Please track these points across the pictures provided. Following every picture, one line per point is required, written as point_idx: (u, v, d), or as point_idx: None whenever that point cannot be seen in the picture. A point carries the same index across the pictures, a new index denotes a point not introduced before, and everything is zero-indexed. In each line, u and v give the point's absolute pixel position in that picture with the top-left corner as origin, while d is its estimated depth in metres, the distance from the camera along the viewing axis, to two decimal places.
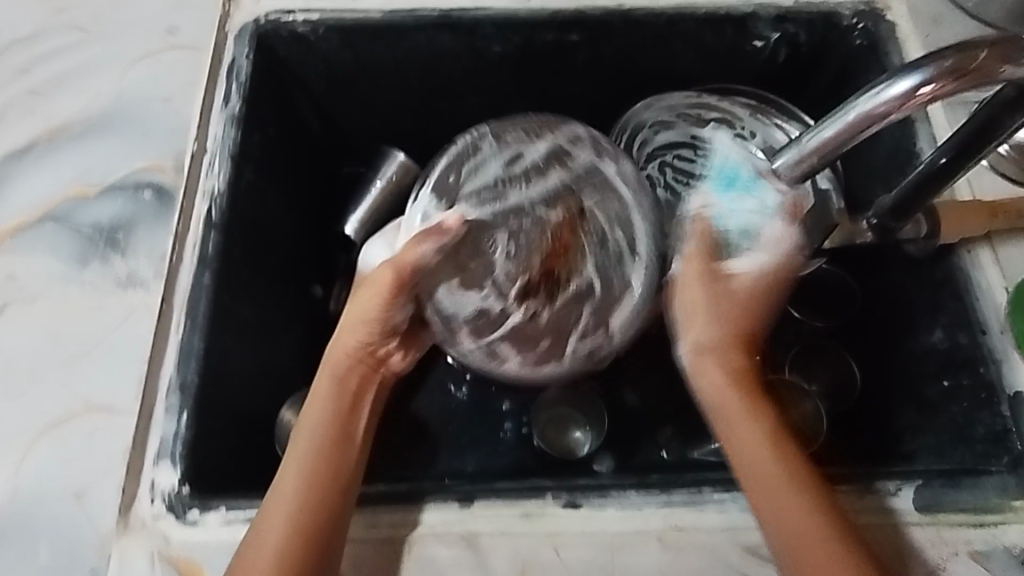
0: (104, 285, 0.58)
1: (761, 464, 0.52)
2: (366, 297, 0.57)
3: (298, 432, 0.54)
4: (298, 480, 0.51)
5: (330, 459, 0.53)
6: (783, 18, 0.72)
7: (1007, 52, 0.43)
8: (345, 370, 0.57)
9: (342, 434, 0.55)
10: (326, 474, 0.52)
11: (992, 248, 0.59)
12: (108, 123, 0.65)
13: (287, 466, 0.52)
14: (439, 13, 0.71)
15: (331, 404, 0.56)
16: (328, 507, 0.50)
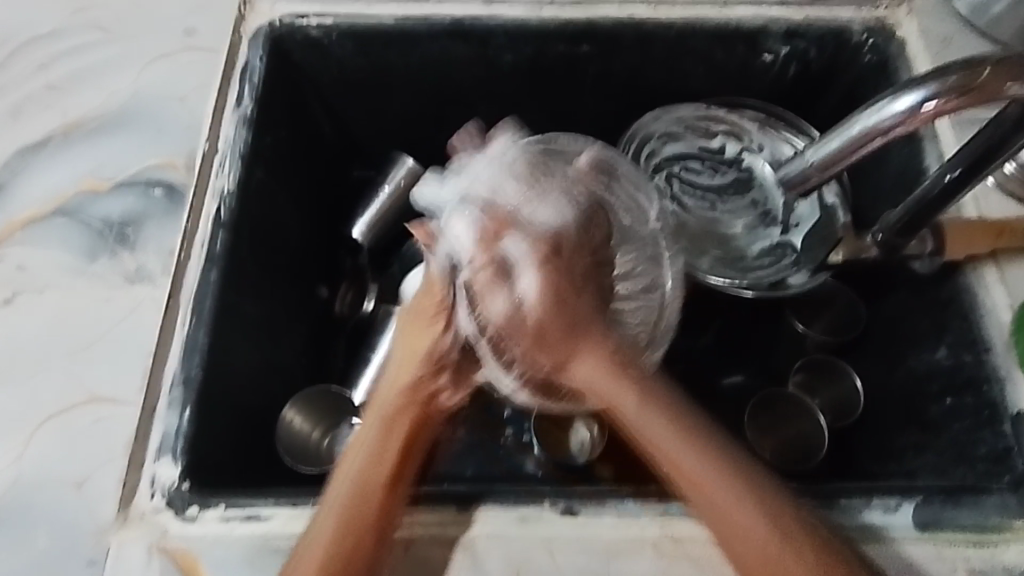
0: (113, 280, 0.58)
1: (686, 464, 0.50)
2: (421, 328, 0.58)
3: (336, 478, 0.52)
4: (333, 528, 0.49)
5: (369, 500, 0.50)
6: (793, 34, 0.73)
7: (1013, 71, 0.42)
8: (391, 409, 0.56)
9: (382, 475, 0.52)
10: (366, 517, 0.49)
11: (997, 266, 0.59)
12: (124, 120, 0.66)
13: (321, 511, 0.50)
14: (451, 20, 0.72)
15: (375, 444, 0.54)
16: (365, 553, 0.48)
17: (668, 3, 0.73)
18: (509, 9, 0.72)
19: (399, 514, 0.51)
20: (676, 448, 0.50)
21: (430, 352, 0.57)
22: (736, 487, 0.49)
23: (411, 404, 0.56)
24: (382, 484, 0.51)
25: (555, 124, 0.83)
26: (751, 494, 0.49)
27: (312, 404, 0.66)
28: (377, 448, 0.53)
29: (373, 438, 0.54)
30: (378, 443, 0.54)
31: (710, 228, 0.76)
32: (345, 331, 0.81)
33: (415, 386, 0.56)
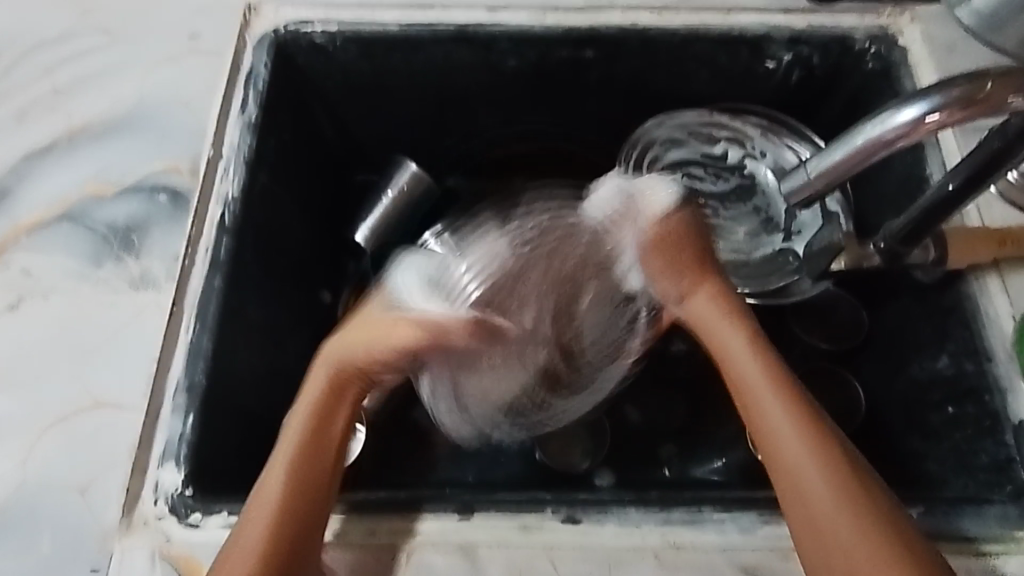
0: (117, 284, 0.59)
1: (773, 424, 0.51)
2: (380, 334, 0.55)
3: (269, 468, 0.51)
4: (266, 519, 0.48)
5: (304, 493, 0.50)
6: (797, 41, 0.72)
7: (1017, 84, 0.42)
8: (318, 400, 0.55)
9: (318, 467, 0.51)
10: (297, 509, 0.49)
11: (1000, 275, 0.59)
12: (129, 125, 0.66)
13: (257, 498, 0.49)
14: (455, 27, 0.72)
15: (309, 433, 0.53)
16: (292, 546, 0.47)
17: (672, 10, 0.73)
18: (513, 16, 0.73)
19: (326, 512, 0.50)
20: (767, 400, 0.52)
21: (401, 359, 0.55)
22: (801, 437, 0.50)
23: (347, 388, 0.56)
24: (321, 476, 0.51)
25: (558, 129, 0.83)
26: (821, 447, 0.49)
27: None
28: (316, 438, 0.53)
29: (309, 428, 0.53)
30: (314, 432, 0.53)
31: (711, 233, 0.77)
32: None
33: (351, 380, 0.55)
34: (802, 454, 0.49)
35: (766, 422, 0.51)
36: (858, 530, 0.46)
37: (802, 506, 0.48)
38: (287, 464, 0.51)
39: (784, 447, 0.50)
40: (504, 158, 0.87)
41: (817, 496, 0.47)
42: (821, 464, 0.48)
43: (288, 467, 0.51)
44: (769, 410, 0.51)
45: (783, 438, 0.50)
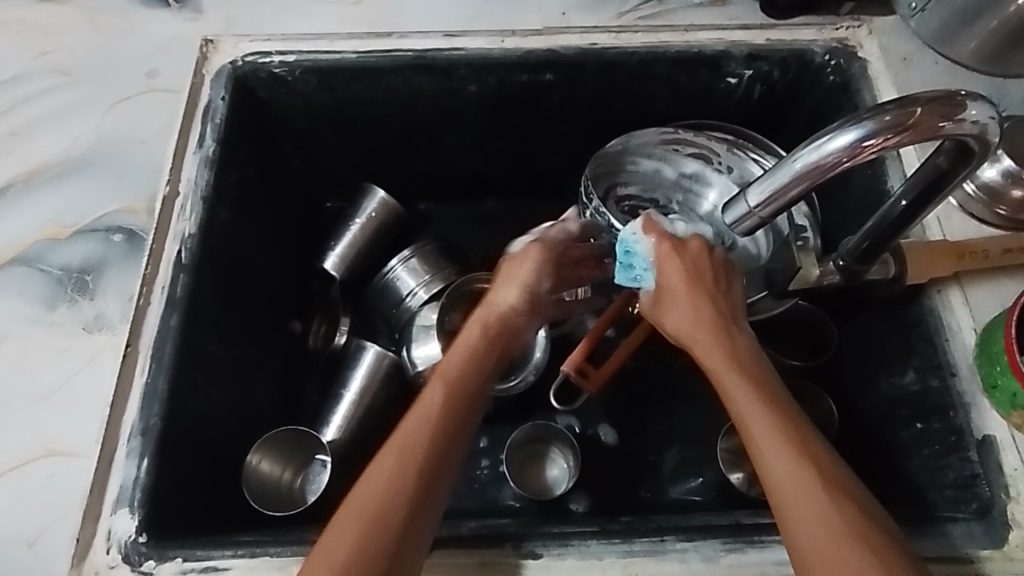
0: (72, 328, 0.58)
1: (759, 433, 0.48)
2: (519, 268, 0.63)
3: (436, 377, 0.55)
4: (420, 428, 0.50)
5: (453, 416, 0.52)
6: (756, 57, 0.72)
7: (944, 109, 0.42)
8: (483, 331, 0.59)
9: (469, 392, 0.54)
10: (442, 428, 0.51)
11: (961, 288, 0.59)
12: (85, 164, 0.66)
13: (413, 415, 0.52)
14: (413, 54, 0.72)
15: (472, 358, 0.57)
16: (438, 456, 0.49)
17: (630, 30, 0.73)
18: (471, 41, 0.72)
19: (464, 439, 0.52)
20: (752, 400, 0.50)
21: (528, 291, 0.62)
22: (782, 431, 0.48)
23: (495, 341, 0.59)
24: (465, 406, 0.53)
25: (524, 151, 0.83)
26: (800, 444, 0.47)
27: (275, 447, 0.68)
28: (473, 366, 0.57)
29: (475, 358, 0.57)
30: (475, 362, 0.57)
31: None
32: (317, 365, 0.81)
33: (506, 315, 0.61)
34: (783, 448, 0.47)
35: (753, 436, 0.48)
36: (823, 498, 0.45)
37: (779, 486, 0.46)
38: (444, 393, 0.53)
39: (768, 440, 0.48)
40: (473, 180, 0.87)
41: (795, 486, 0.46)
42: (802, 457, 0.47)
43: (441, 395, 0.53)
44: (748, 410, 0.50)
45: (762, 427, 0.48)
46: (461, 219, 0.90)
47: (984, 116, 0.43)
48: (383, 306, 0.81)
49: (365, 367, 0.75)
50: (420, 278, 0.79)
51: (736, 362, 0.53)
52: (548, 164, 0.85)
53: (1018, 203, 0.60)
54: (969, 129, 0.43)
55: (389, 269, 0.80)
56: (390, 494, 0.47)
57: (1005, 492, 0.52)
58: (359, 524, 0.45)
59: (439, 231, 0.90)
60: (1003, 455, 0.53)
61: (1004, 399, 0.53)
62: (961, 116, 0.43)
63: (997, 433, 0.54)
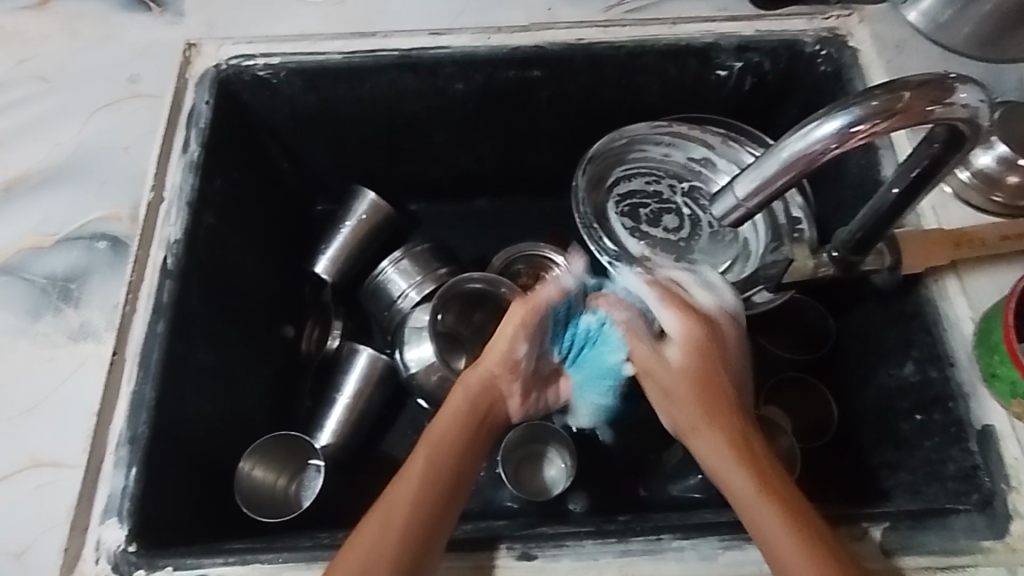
0: (56, 338, 0.58)
1: (735, 483, 0.51)
2: (502, 332, 0.61)
3: (420, 444, 0.55)
4: (409, 492, 0.51)
5: (438, 484, 0.52)
6: (745, 48, 0.72)
7: (934, 92, 0.42)
8: (466, 400, 0.58)
9: (454, 456, 0.54)
10: (426, 497, 0.51)
11: (959, 277, 0.58)
12: (67, 172, 0.65)
13: (400, 480, 0.52)
14: (398, 53, 0.71)
15: (455, 423, 0.56)
16: (422, 529, 0.49)
17: (618, 24, 0.72)
18: (457, 38, 0.71)
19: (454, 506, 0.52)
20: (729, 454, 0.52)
21: (510, 356, 0.60)
22: (759, 482, 0.50)
23: (482, 406, 0.58)
24: (450, 474, 0.53)
25: (514, 149, 0.82)
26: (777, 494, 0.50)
27: (268, 454, 0.68)
28: (457, 431, 0.56)
29: (459, 422, 0.56)
30: (461, 425, 0.56)
31: (674, 253, 0.74)
32: (310, 371, 0.80)
33: (489, 382, 0.59)
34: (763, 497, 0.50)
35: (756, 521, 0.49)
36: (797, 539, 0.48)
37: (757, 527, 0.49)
38: (430, 457, 0.53)
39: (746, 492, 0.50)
40: (463, 180, 0.86)
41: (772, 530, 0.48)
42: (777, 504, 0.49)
43: (425, 460, 0.53)
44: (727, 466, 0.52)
45: (740, 475, 0.51)
46: (454, 220, 0.90)
47: (975, 100, 0.42)
48: (375, 309, 0.80)
49: (358, 370, 0.74)
50: (411, 279, 0.78)
51: (733, 446, 0.52)
52: (538, 161, 0.84)
53: (1013, 189, 0.59)
54: (962, 113, 0.43)
55: (379, 271, 0.79)
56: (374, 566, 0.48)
57: (1006, 482, 0.51)
58: None
59: (431, 232, 0.90)
60: (1004, 445, 0.52)
61: (1004, 388, 0.52)
62: (951, 100, 0.42)
63: (997, 423, 0.53)
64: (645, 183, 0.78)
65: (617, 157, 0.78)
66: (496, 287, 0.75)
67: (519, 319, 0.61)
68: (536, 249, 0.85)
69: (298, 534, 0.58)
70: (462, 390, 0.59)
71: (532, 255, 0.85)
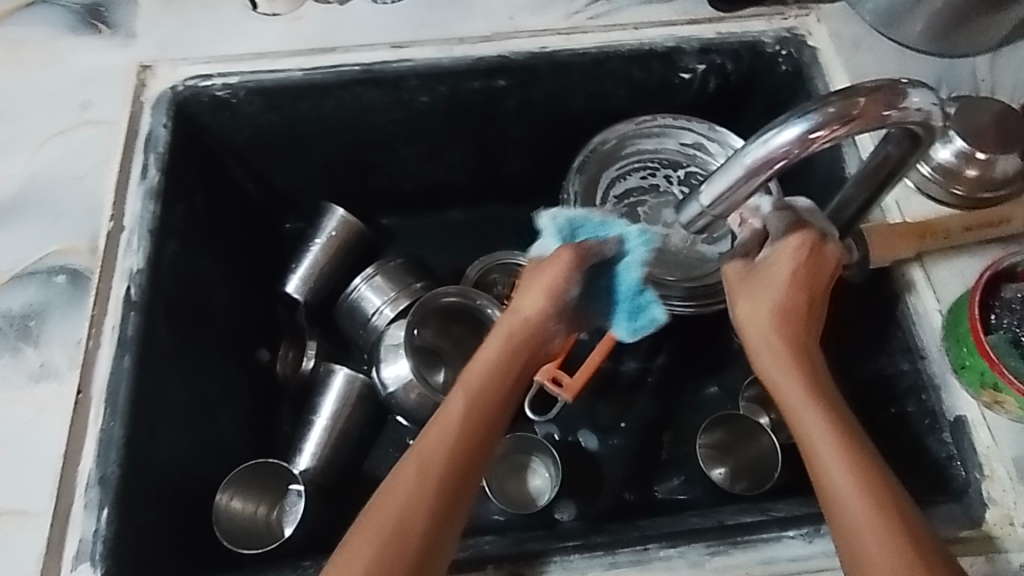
0: (16, 380, 0.56)
1: (823, 456, 0.45)
2: (545, 275, 0.57)
3: (459, 389, 0.52)
4: (439, 441, 0.49)
5: (477, 426, 0.50)
6: (707, 50, 0.72)
7: (887, 97, 0.42)
8: (508, 340, 0.55)
9: (493, 407, 0.52)
10: (462, 438, 0.49)
11: (924, 268, 0.59)
12: (20, 205, 0.63)
13: (434, 426, 0.50)
14: (360, 68, 0.70)
15: (494, 371, 0.54)
16: (458, 469, 0.48)
17: (580, 31, 0.72)
18: (419, 51, 0.71)
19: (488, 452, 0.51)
20: (829, 421, 0.46)
21: (555, 299, 0.56)
22: (853, 458, 0.44)
23: (524, 347, 0.55)
24: (489, 417, 0.51)
25: (483, 158, 0.82)
26: (867, 473, 0.44)
27: (246, 483, 0.66)
28: (496, 379, 0.53)
29: (497, 369, 0.54)
30: (502, 367, 0.54)
31: None
32: (287, 396, 0.79)
33: (530, 327, 0.56)
34: (853, 469, 0.44)
35: (808, 442, 0.46)
36: (876, 515, 0.42)
37: (833, 497, 0.44)
38: (468, 401, 0.51)
39: (832, 468, 0.45)
40: (433, 191, 0.85)
41: (853, 499, 0.43)
42: (865, 483, 0.44)
43: (461, 405, 0.51)
44: (817, 434, 0.46)
45: (826, 446, 0.45)
46: (426, 232, 0.89)
47: (927, 103, 0.43)
48: (349, 328, 0.79)
49: (336, 391, 0.73)
50: (385, 296, 0.77)
51: (825, 402, 0.47)
52: (508, 170, 0.84)
53: (973, 181, 0.60)
54: (914, 117, 0.43)
55: (352, 290, 0.78)
56: (411, 511, 0.46)
57: (981, 471, 0.52)
58: (373, 551, 0.44)
59: (404, 245, 0.89)
60: (976, 434, 0.53)
61: (973, 378, 0.53)
62: (904, 104, 0.42)
63: (969, 413, 0.54)
64: (639, 180, 0.77)
65: (606, 160, 0.77)
66: (471, 300, 0.74)
67: (560, 263, 0.57)
68: (510, 257, 0.84)
69: (281, 565, 0.57)
70: (506, 324, 0.56)
71: (508, 263, 0.84)
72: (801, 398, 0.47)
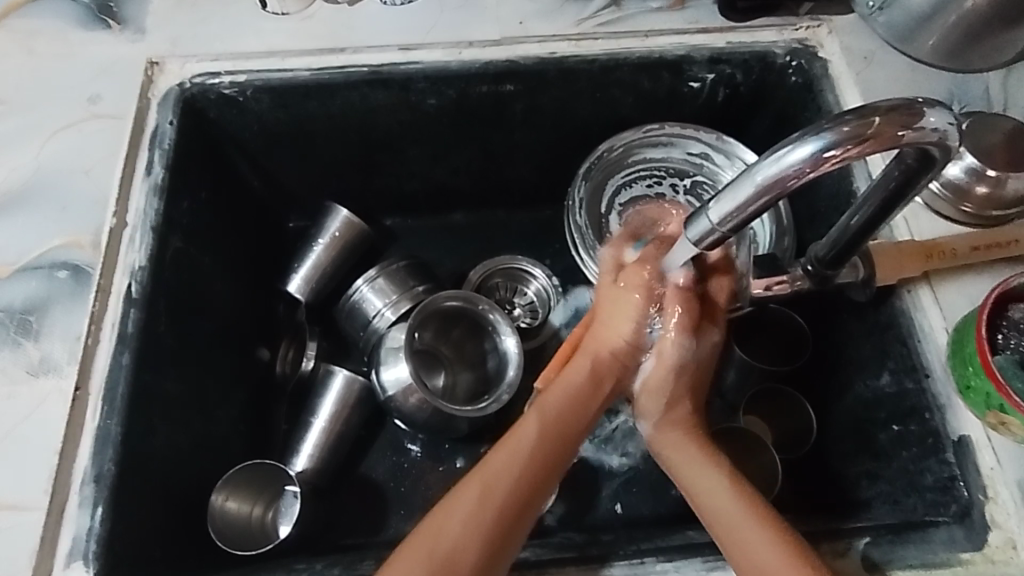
0: (14, 373, 0.55)
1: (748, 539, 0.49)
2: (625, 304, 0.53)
3: (534, 411, 0.53)
4: (510, 465, 0.50)
5: (546, 459, 0.51)
6: (717, 60, 0.72)
7: (904, 118, 0.41)
8: (591, 373, 0.54)
9: (563, 440, 0.52)
10: (535, 467, 0.51)
11: (931, 288, 0.58)
12: (25, 198, 0.63)
13: (509, 442, 0.51)
14: (369, 69, 0.70)
15: (572, 402, 0.53)
16: (522, 496, 0.50)
17: (590, 37, 0.71)
18: (428, 53, 0.70)
19: (547, 485, 0.52)
20: (739, 510, 0.51)
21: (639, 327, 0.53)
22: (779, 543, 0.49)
23: (604, 384, 0.54)
24: (559, 450, 0.52)
25: (488, 162, 0.81)
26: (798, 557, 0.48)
27: (241, 484, 0.66)
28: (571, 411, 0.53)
29: (573, 402, 0.53)
30: (579, 401, 0.53)
31: None
32: (286, 394, 0.78)
33: (615, 357, 0.54)
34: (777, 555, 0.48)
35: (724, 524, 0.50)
36: None
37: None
38: (543, 430, 0.52)
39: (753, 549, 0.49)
40: (438, 194, 0.85)
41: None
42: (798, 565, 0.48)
43: (537, 431, 0.51)
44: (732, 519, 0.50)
45: (739, 529, 0.50)
46: (430, 233, 0.89)
47: (943, 123, 0.42)
48: (350, 328, 0.79)
49: (336, 392, 0.72)
50: (387, 298, 0.77)
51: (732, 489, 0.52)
52: (514, 174, 0.83)
53: (982, 200, 0.60)
54: (930, 137, 0.42)
55: (354, 290, 0.78)
56: (465, 543, 0.48)
57: (983, 494, 0.52)
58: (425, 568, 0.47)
59: (407, 247, 0.88)
60: (979, 456, 0.53)
61: (978, 399, 0.52)
62: (919, 125, 0.41)
63: (973, 434, 0.54)
64: (646, 188, 0.78)
65: (612, 168, 0.77)
66: (473, 304, 0.74)
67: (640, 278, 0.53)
68: (513, 262, 0.85)
69: (274, 567, 0.57)
70: (587, 355, 0.54)
71: (509, 268, 0.85)
72: (710, 479, 0.53)
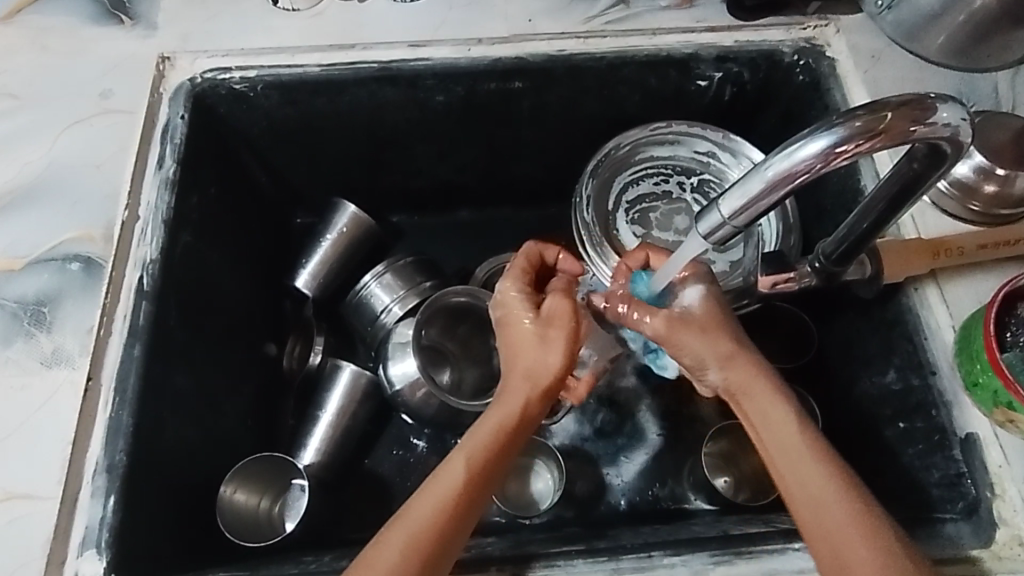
0: (26, 365, 0.56)
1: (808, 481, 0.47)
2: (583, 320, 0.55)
3: (460, 448, 0.50)
4: (434, 511, 0.47)
5: (474, 497, 0.48)
6: (724, 58, 0.72)
7: (915, 112, 0.42)
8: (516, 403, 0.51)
9: (493, 474, 0.49)
10: (462, 509, 0.47)
11: (938, 285, 0.58)
12: (37, 192, 0.63)
13: (433, 486, 0.48)
14: (378, 66, 0.70)
15: (500, 433, 0.50)
16: (447, 540, 0.47)
17: (598, 35, 0.72)
18: (437, 50, 0.71)
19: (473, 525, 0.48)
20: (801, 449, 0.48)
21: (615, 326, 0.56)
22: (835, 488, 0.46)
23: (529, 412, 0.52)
24: (486, 486, 0.49)
25: (496, 160, 0.82)
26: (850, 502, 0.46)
27: (250, 477, 0.67)
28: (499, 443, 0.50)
29: (501, 432, 0.50)
30: (509, 431, 0.51)
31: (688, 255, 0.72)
32: (293, 389, 0.79)
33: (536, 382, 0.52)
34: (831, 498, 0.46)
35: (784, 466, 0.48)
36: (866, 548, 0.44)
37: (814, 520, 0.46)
38: (471, 466, 0.49)
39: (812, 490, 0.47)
40: (445, 190, 0.86)
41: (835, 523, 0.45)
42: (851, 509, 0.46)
43: (463, 469, 0.48)
44: (792, 459, 0.48)
45: (801, 470, 0.47)
46: (437, 230, 0.89)
47: (955, 118, 0.42)
48: (358, 324, 0.80)
49: (343, 388, 0.72)
50: (394, 294, 0.77)
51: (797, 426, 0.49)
52: (521, 172, 0.84)
53: (989, 198, 0.60)
54: (942, 133, 0.43)
55: (361, 286, 0.78)
56: None
57: (991, 490, 0.52)
58: None
59: (414, 243, 0.89)
60: (986, 452, 0.53)
61: (986, 396, 0.52)
62: (931, 120, 0.42)
63: (980, 431, 0.54)
64: (653, 185, 0.78)
65: (619, 165, 0.77)
66: (480, 300, 0.74)
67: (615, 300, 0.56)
68: None
69: (283, 559, 0.57)
70: (511, 385, 0.52)
71: None
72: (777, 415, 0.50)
